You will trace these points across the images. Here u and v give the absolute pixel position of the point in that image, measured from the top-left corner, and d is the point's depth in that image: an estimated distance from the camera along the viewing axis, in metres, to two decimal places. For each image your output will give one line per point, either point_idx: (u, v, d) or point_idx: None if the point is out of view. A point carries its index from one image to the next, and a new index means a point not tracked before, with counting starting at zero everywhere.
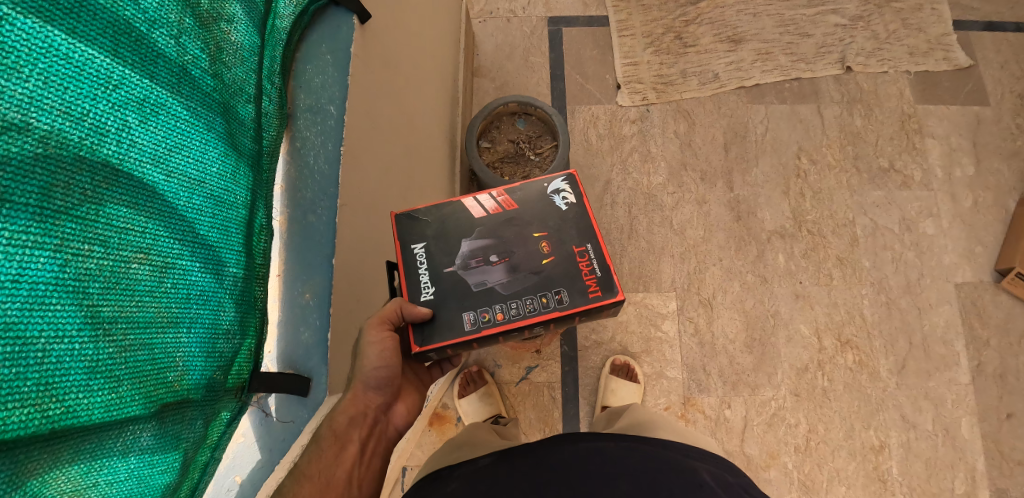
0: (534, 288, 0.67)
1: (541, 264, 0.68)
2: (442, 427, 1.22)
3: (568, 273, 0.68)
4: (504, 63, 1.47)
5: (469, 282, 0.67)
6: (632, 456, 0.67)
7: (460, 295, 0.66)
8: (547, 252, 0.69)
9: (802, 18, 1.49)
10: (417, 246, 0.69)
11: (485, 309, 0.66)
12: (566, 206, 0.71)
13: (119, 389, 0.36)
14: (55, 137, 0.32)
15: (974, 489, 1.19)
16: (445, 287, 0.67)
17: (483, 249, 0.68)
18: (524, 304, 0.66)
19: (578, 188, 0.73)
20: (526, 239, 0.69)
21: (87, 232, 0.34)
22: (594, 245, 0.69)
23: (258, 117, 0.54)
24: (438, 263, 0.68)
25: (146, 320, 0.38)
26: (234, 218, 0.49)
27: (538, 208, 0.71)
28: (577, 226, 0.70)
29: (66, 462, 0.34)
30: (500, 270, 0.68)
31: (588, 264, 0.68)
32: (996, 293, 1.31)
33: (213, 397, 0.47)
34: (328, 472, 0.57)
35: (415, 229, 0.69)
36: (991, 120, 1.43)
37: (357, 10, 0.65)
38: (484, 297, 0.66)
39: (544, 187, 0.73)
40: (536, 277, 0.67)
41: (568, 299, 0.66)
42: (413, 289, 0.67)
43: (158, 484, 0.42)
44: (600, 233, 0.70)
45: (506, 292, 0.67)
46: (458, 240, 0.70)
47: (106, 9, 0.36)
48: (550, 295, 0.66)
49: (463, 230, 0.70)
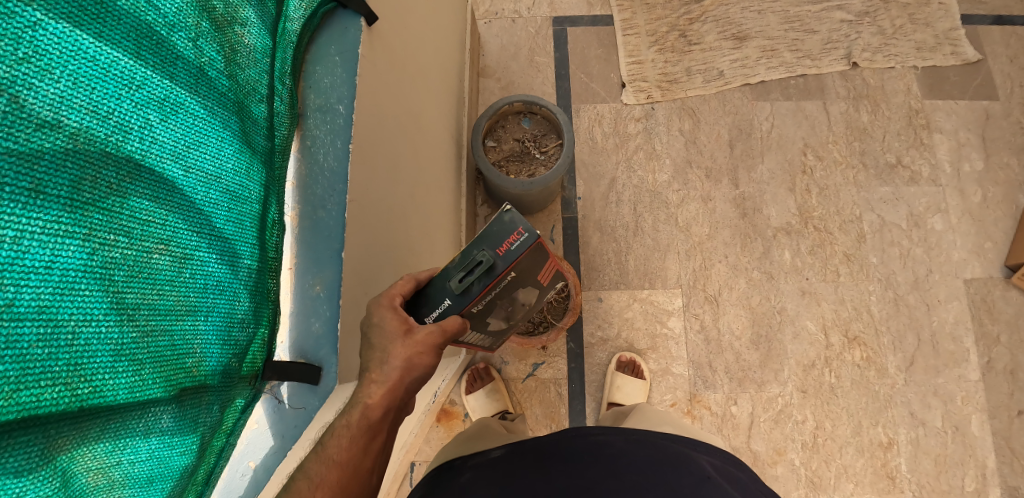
0: (498, 331, 0.78)
1: (516, 320, 0.80)
2: (449, 423, 1.25)
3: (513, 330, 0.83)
4: (510, 63, 1.49)
5: (493, 313, 0.71)
6: (641, 449, 0.68)
7: (482, 317, 0.69)
8: (526, 315, 0.81)
9: (807, 14, 1.49)
10: (511, 274, 0.64)
11: (475, 331, 0.72)
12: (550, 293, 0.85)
13: (142, 372, 0.38)
14: (83, 134, 0.34)
15: (985, 486, 1.18)
16: (484, 307, 0.67)
17: (518, 297, 0.73)
18: (486, 335, 0.76)
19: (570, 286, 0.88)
20: (531, 302, 0.79)
21: (113, 223, 0.36)
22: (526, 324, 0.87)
23: (270, 117, 0.56)
24: (505, 293, 0.68)
25: (166, 308, 0.41)
26: (248, 212, 0.52)
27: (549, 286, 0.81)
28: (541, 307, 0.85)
29: (93, 440, 0.36)
30: (509, 309, 0.75)
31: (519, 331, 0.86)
32: (1006, 289, 1.30)
33: (229, 383, 0.50)
34: (354, 458, 0.55)
35: (523, 263, 0.65)
36: (1001, 114, 1.42)
37: (364, 13, 0.67)
38: (482, 324, 0.72)
39: (561, 277, 0.83)
40: (506, 326, 0.79)
41: (498, 343, 0.82)
42: (479, 297, 0.63)
43: (177, 465, 0.45)
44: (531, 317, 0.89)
45: (490, 327, 0.75)
46: (521, 282, 0.70)
47: (130, 14, 0.38)
48: (496, 337, 0.80)
49: (533, 280, 0.72)
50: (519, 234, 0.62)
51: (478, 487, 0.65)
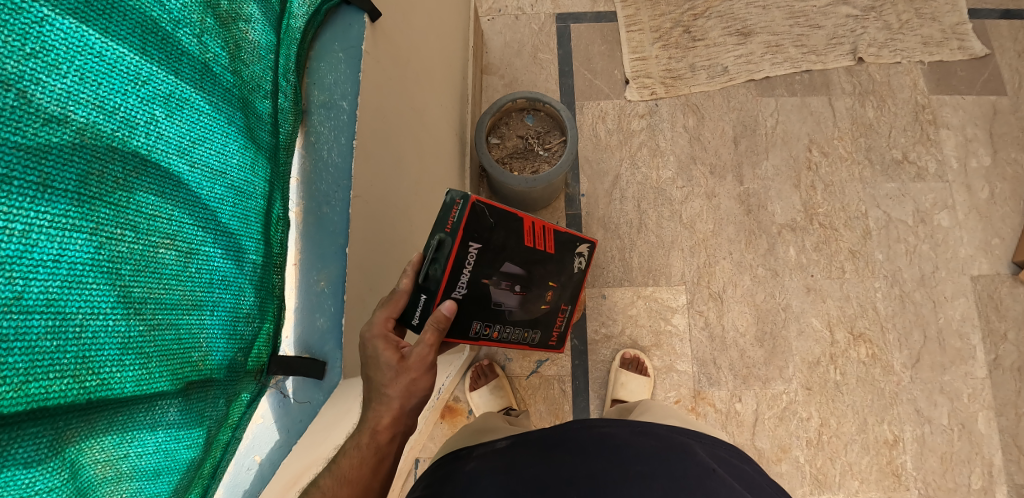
0: (524, 325, 0.80)
1: (539, 307, 0.81)
2: (454, 419, 1.25)
3: (551, 320, 0.84)
4: (513, 60, 1.49)
5: (493, 298, 0.71)
6: (645, 440, 0.67)
7: (482, 305, 0.70)
8: (548, 299, 0.81)
9: (813, 10, 1.48)
10: (473, 247, 0.66)
11: (490, 325, 0.73)
12: (575, 268, 0.85)
13: (150, 365, 0.39)
14: (90, 129, 0.34)
15: (991, 484, 1.18)
16: (476, 293, 0.69)
17: (512, 275, 0.73)
18: (512, 332, 0.78)
19: (589, 260, 0.87)
20: (542, 286, 0.80)
21: (120, 217, 0.36)
22: (571, 307, 0.86)
23: (275, 113, 0.57)
24: (480, 271, 0.68)
25: (172, 302, 0.41)
26: (253, 208, 0.52)
27: (561, 260, 0.82)
28: (570, 290, 0.85)
29: (100, 432, 0.36)
30: (519, 297, 0.76)
31: (560, 319, 0.86)
32: (1013, 286, 1.29)
33: (234, 378, 0.50)
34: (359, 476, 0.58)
35: (479, 227, 0.66)
36: (1008, 110, 1.41)
37: (368, 9, 0.67)
38: (494, 315, 0.73)
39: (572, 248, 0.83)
40: (531, 317, 0.80)
41: (535, 337, 0.83)
42: (454, 283, 0.65)
43: (183, 458, 0.45)
44: (579, 299, 0.87)
45: (509, 317, 0.75)
46: (506, 262, 0.72)
47: (135, 10, 0.39)
48: (530, 332, 0.81)
49: (519, 248, 0.73)
50: (456, 205, 0.64)
51: (485, 476, 0.65)
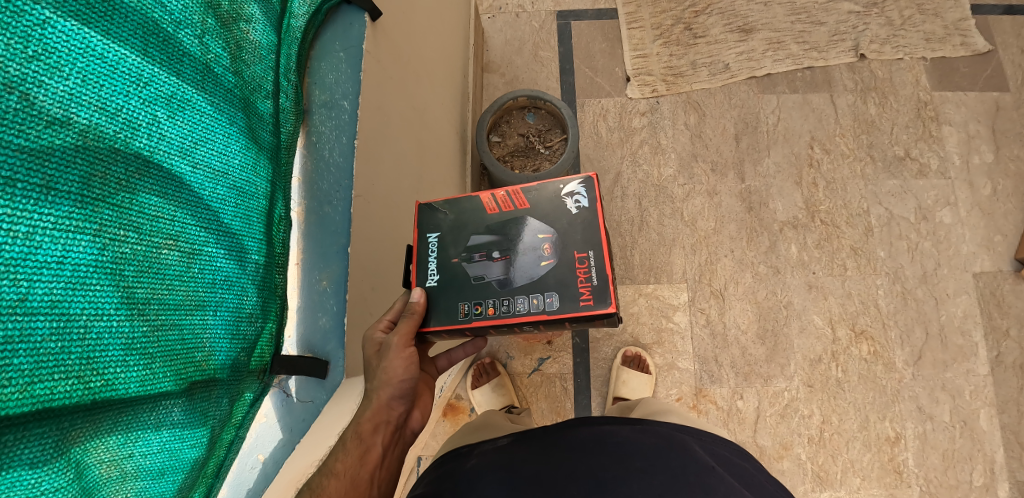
0: (529, 289, 0.65)
1: (540, 267, 0.65)
2: (456, 417, 1.25)
3: (568, 276, 0.64)
4: (513, 57, 1.48)
5: (469, 274, 0.67)
6: (646, 438, 0.67)
7: (459, 285, 0.67)
8: (547, 254, 0.66)
9: (814, 6, 1.47)
10: (433, 236, 0.70)
11: (480, 302, 0.66)
12: (575, 209, 0.67)
13: (153, 365, 0.39)
14: (93, 130, 0.34)
15: (993, 481, 1.18)
16: (450, 275, 0.67)
17: (485, 245, 0.68)
18: (516, 303, 0.65)
19: (594, 194, 0.68)
20: (531, 240, 0.67)
21: (123, 218, 0.37)
22: (595, 252, 0.64)
23: (276, 113, 0.57)
24: (447, 253, 0.68)
25: (176, 303, 0.41)
26: (256, 208, 0.52)
27: (548, 206, 0.68)
28: (581, 232, 0.66)
29: (105, 432, 0.37)
30: (503, 262, 0.67)
31: (585, 272, 0.64)
32: (1016, 283, 1.29)
33: (238, 377, 0.50)
34: (354, 471, 0.57)
35: (433, 219, 0.70)
36: (1012, 106, 1.40)
37: (368, 8, 0.66)
38: (480, 290, 0.66)
39: (559, 190, 0.68)
40: (533, 278, 0.65)
41: (555, 303, 0.63)
42: (423, 272, 0.68)
43: (187, 457, 0.45)
44: (604, 240, 0.65)
45: (501, 287, 0.65)
46: (475, 235, 0.69)
47: (136, 11, 0.39)
48: (540, 297, 0.64)
49: (483, 218, 0.69)
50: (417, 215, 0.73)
51: (486, 473, 0.65)
